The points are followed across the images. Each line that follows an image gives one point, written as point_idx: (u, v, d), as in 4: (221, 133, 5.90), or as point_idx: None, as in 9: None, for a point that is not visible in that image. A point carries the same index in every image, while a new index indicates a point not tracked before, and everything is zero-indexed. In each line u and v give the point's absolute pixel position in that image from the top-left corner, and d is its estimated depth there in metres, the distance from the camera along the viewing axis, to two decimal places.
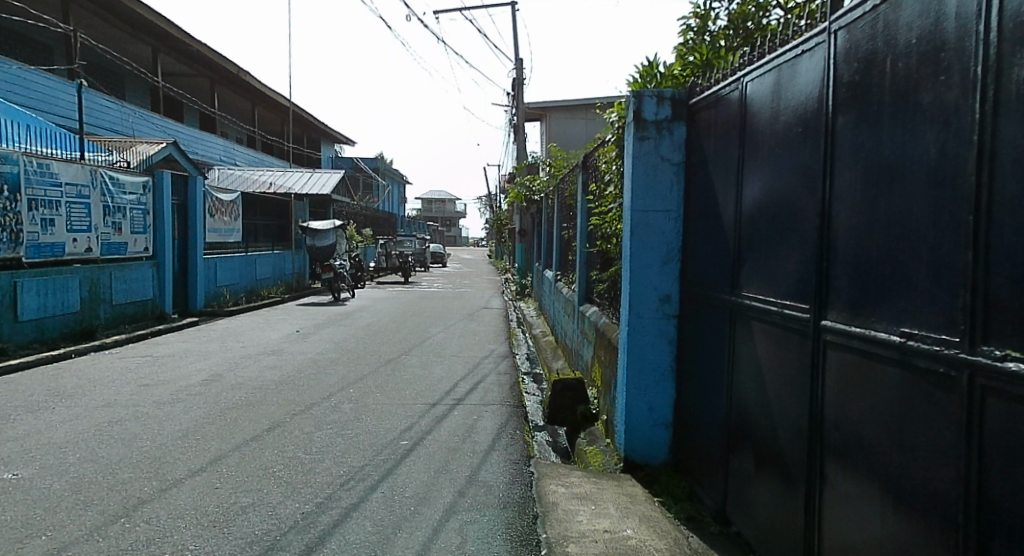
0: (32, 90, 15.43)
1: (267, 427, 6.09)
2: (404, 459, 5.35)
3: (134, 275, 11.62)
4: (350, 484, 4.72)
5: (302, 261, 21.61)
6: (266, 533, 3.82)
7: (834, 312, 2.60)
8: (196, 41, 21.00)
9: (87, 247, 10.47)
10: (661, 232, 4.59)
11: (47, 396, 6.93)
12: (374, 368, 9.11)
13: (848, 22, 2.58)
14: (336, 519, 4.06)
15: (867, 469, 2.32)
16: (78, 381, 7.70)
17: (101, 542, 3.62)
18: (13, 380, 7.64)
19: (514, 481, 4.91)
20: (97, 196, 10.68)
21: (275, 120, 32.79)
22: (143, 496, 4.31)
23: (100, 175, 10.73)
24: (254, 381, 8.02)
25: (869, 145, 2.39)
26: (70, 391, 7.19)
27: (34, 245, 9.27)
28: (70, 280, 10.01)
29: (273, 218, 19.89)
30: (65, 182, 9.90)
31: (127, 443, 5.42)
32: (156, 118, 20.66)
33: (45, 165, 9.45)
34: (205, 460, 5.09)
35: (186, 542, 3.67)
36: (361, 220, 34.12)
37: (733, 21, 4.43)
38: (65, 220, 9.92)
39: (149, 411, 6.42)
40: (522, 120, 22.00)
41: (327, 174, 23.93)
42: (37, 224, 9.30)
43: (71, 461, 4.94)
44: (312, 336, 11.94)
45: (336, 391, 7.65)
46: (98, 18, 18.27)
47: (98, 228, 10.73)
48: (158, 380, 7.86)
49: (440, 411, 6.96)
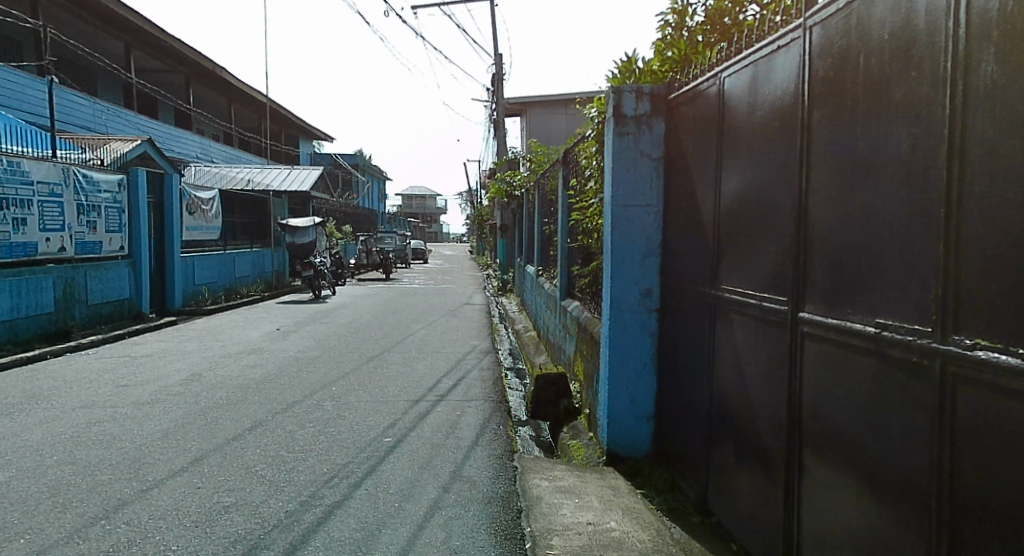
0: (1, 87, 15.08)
1: (249, 426, 6.05)
2: (388, 456, 5.35)
3: (110, 275, 11.44)
4: (333, 481, 4.72)
5: (283, 258, 21.46)
6: (251, 532, 3.81)
7: (811, 304, 2.65)
8: (171, 37, 20.69)
9: (60, 247, 10.29)
10: (642, 228, 4.63)
11: (23, 399, 6.80)
12: (356, 365, 9.11)
13: (822, 18, 2.63)
14: (319, 517, 4.06)
15: (844, 457, 2.37)
16: (54, 383, 7.57)
17: (82, 545, 3.59)
18: None
19: (498, 476, 4.94)
20: (71, 194, 10.49)
21: (253, 116, 32.58)
22: (122, 498, 4.25)
23: (73, 173, 10.53)
24: (235, 379, 7.96)
25: (843, 141, 2.44)
26: (47, 393, 7.08)
27: (6, 245, 9.08)
28: (44, 279, 9.84)
29: (254, 217, 19.77)
30: (37, 181, 9.72)
31: (106, 444, 5.35)
32: (131, 115, 20.36)
33: (17, 164, 9.27)
34: (185, 461, 5.03)
35: (169, 543, 3.65)
36: (341, 216, 33.97)
37: (709, 16, 4.49)
38: (37, 219, 9.74)
39: (127, 412, 6.34)
40: (503, 116, 21.87)
41: (307, 170, 23.66)
42: (8, 224, 9.11)
43: (49, 465, 4.84)
44: (293, 334, 11.89)
45: (318, 389, 7.62)
46: (70, 15, 17.96)
47: (72, 227, 10.54)
48: (136, 380, 7.73)
49: (422, 408, 6.93)
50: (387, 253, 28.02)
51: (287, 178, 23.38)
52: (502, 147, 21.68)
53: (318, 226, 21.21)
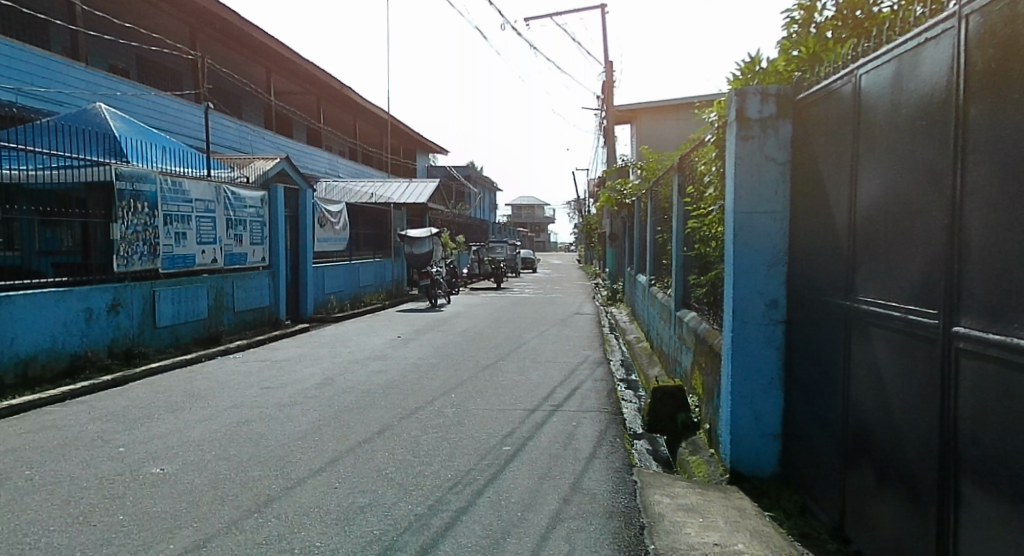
0: (164, 114, 16.56)
1: (378, 430, 6.30)
2: (508, 464, 5.40)
3: (253, 284, 12.34)
4: (458, 487, 4.79)
5: (403, 267, 22.34)
6: (385, 533, 3.94)
7: (968, 318, 2.40)
8: (306, 61, 22.20)
9: (213, 259, 11.20)
10: (766, 237, 4.40)
11: (182, 397, 7.46)
12: (473, 373, 9.29)
13: (980, 4, 2.38)
14: (447, 522, 4.15)
15: (1011, 489, 2.12)
16: (209, 383, 8.25)
17: (239, 534, 3.86)
18: (154, 380, 8.27)
19: (618, 490, 4.85)
20: (221, 210, 11.40)
21: (375, 132, 34.26)
22: (270, 494, 4.54)
23: (223, 191, 11.44)
24: (363, 384, 8.34)
25: (1007, 137, 2.19)
26: (203, 392, 7.72)
27: (170, 257, 9.91)
28: (200, 288, 10.72)
29: (377, 228, 20.72)
30: (195, 198, 10.60)
31: (254, 442, 5.75)
32: (271, 135, 22.00)
33: (179, 183, 10.16)
34: (323, 461, 5.32)
35: (313, 538, 3.84)
36: (454, 227, 34.93)
37: (841, 11, 4.22)
38: (194, 233, 10.64)
39: (270, 413, 6.80)
40: (614, 124, 21.67)
41: (424, 183, 24.53)
42: (172, 237, 9.96)
43: (206, 460, 5.25)
44: (412, 341, 12.32)
45: (439, 396, 7.82)
46: (222, 45, 19.73)
47: (222, 241, 11.45)
48: (276, 383, 8.26)
49: (539, 418, 6.94)
50: (497, 263, 28.48)
51: (405, 191, 24.35)
52: (612, 155, 21.49)
53: (434, 237, 21.91)
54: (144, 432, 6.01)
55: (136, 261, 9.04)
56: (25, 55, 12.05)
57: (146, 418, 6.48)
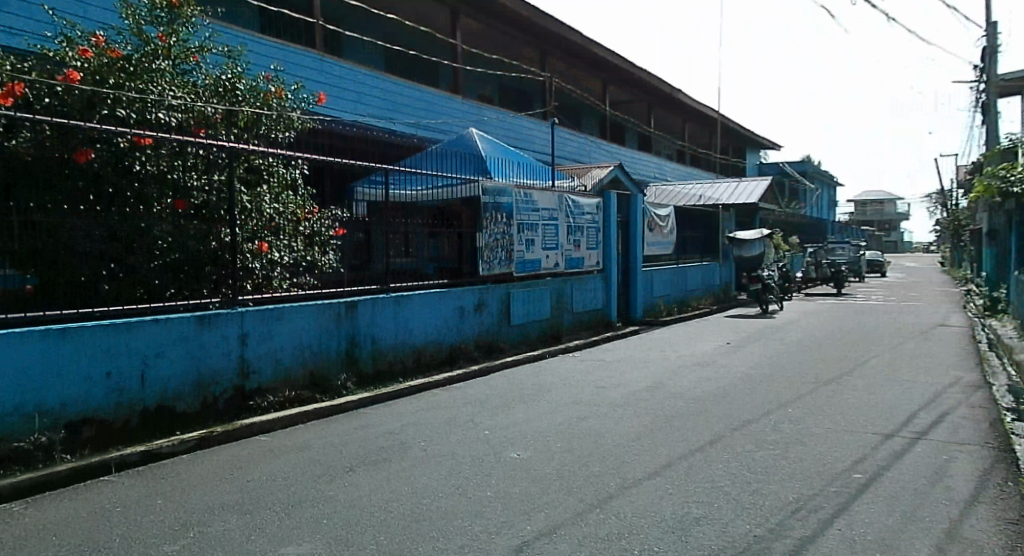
0: (523, 133, 18.17)
1: (709, 439, 6.11)
2: (861, 495, 4.73)
3: (587, 287, 13.04)
4: (801, 513, 4.35)
5: (731, 270, 21.49)
6: (724, 549, 3.75)
7: None
8: (638, 68, 22.80)
9: (555, 263, 12.10)
10: None
11: (530, 389, 8.20)
12: (814, 388, 8.44)
13: None
14: (791, 549, 3.78)
15: None
16: (552, 378, 8.93)
17: (586, 527, 4.03)
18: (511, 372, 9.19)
19: (1017, 547, 3.87)
20: (563, 217, 12.29)
21: (703, 132, 33.66)
22: (609, 492, 4.69)
23: (565, 200, 12.38)
24: (692, 391, 8.18)
25: None
26: (547, 386, 8.38)
27: (522, 261, 10.96)
28: (546, 290, 11.62)
29: (706, 231, 20.26)
30: (542, 207, 11.63)
31: (592, 440, 6.03)
32: (606, 144, 23.10)
33: (529, 195, 11.22)
34: (657, 466, 5.33)
35: (650, 541, 3.82)
36: (787, 226, 32.46)
37: None
38: (541, 239, 11.63)
39: (605, 412, 7.07)
40: (997, 95, 17.81)
41: (755, 182, 23.25)
42: (523, 244, 11.02)
43: (550, 451, 5.67)
44: (742, 349, 11.74)
45: (774, 410, 7.29)
46: (567, 64, 21.35)
47: (564, 246, 12.34)
48: (609, 384, 8.59)
49: (898, 445, 5.98)
50: (837, 265, 25.62)
51: (735, 191, 23.38)
52: (995, 133, 17.66)
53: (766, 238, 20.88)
54: (502, 418, 6.73)
55: (497, 265, 10.19)
56: (422, 94, 14.63)
57: (503, 406, 7.25)
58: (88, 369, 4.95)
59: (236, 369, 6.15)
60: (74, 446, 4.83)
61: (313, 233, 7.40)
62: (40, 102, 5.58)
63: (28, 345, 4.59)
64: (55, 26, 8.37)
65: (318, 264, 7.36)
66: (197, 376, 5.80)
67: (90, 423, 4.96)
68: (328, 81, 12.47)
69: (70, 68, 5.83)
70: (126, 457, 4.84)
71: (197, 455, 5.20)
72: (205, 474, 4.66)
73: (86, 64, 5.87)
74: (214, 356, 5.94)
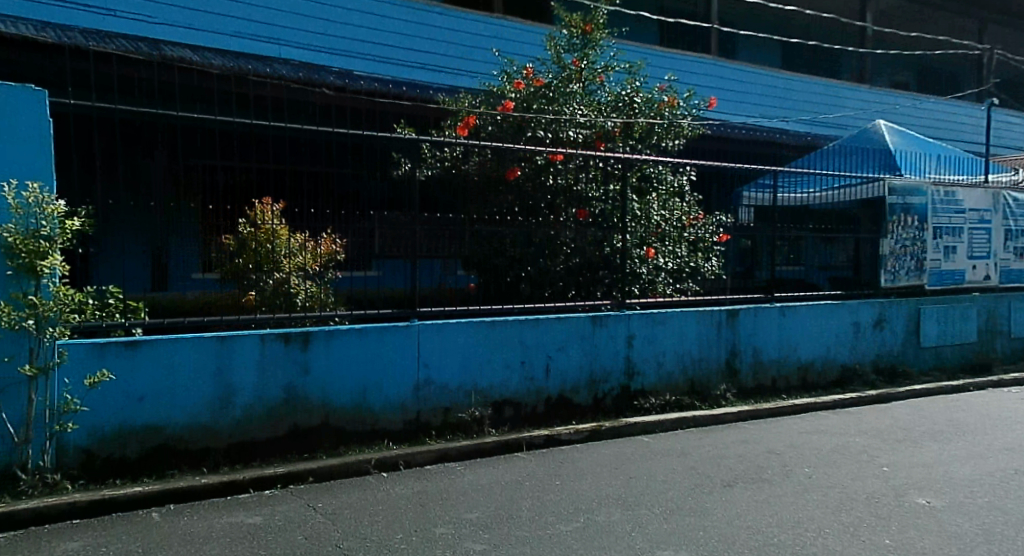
0: (947, 119, 15.37)
1: None
2: None
3: None
4: None
5: None
6: None
7: None
8: None
9: (986, 275, 8.80)
10: None
11: (949, 411, 6.68)
12: None
13: None
14: None
15: None
16: (984, 404, 7.12)
17: None
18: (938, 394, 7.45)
19: None
20: (1001, 219, 8.92)
21: None
22: None
23: (1004, 198, 8.88)
24: None
25: None
26: (982, 415, 6.65)
27: (937, 272, 8.30)
28: (972, 308, 8.46)
29: None
30: (972, 207, 8.63)
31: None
32: None
33: (952, 191, 8.42)
34: None
35: None
36: None
37: None
38: (968, 245, 8.62)
39: None
40: None
41: None
42: (941, 252, 8.35)
43: (991, 485, 4.38)
44: None
45: None
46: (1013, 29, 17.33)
47: (1000, 254, 8.95)
48: None
49: None
50: None
51: None
52: None
53: None
54: (917, 441, 5.49)
55: (902, 278, 7.97)
56: (819, 86, 13.58)
57: (917, 430, 5.92)
58: (501, 357, 5.13)
59: (626, 369, 5.75)
60: (497, 422, 5.10)
61: (698, 239, 6.62)
62: (485, 130, 6.28)
63: (463, 327, 4.98)
64: (499, 65, 9.97)
65: (702, 271, 6.58)
66: (591, 375, 5.56)
67: (509, 404, 5.17)
68: (720, 85, 12.38)
69: (506, 100, 6.51)
70: (533, 438, 4.93)
71: (592, 446, 5.04)
72: (599, 463, 4.62)
73: (519, 94, 6.51)
74: (610, 354, 5.66)
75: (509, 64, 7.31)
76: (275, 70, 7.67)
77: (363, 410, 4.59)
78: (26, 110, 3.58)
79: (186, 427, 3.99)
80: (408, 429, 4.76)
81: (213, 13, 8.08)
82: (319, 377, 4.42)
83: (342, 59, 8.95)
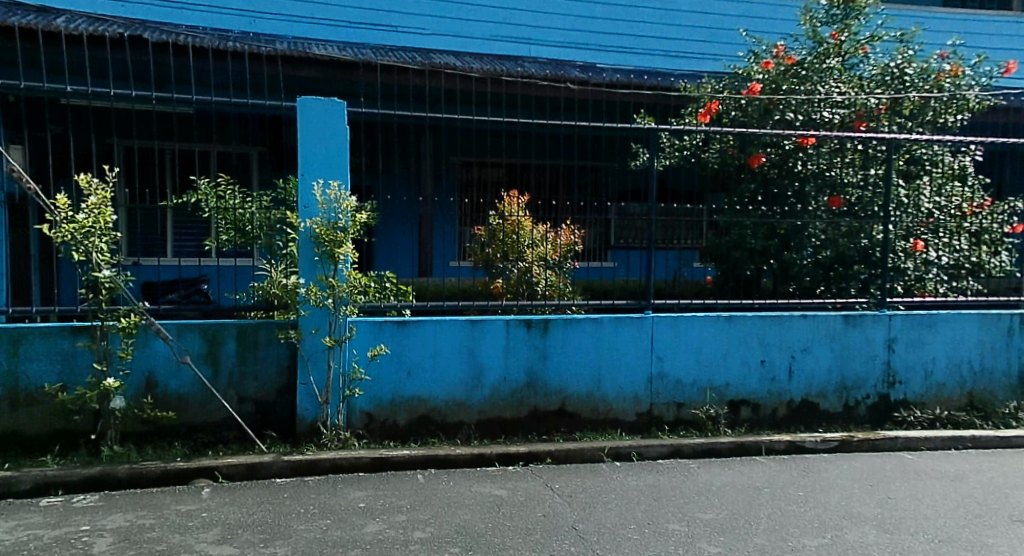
0: None
1: None
2: None
3: None
4: None
5: None
6: None
7: None
8: None
9: None
10: None
11: None
12: None
13: None
14: None
15: None
16: None
17: None
18: None
19: None
20: None
21: None
22: None
23: None
24: None
25: None
26: None
27: None
28: None
29: None
30: None
31: None
32: None
33: None
34: None
35: None
36: None
37: None
38: None
39: None
40: None
41: None
42: None
43: None
44: None
45: None
46: None
47: None
48: None
49: None
50: None
51: None
52: None
53: None
54: None
55: None
56: None
57: None
58: (740, 354, 4.87)
59: (885, 376, 5.12)
60: (734, 423, 4.89)
61: (981, 231, 5.56)
62: (728, 116, 5.94)
63: (701, 321, 4.82)
64: (747, 45, 9.43)
65: (987, 268, 5.53)
66: (841, 380, 5.04)
67: (747, 404, 4.90)
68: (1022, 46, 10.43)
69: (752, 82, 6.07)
70: (774, 443, 4.62)
71: (841, 458, 4.58)
72: (850, 477, 4.19)
73: (767, 75, 6.03)
74: (866, 358, 5.08)
75: (759, 43, 6.81)
76: (526, 69, 8.06)
77: (598, 399, 4.68)
78: (328, 116, 4.15)
79: (445, 402, 4.44)
80: (642, 421, 4.76)
81: (471, 20, 8.77)
82: (557, 364, 4.60)
83: (587, 55, 9.17)
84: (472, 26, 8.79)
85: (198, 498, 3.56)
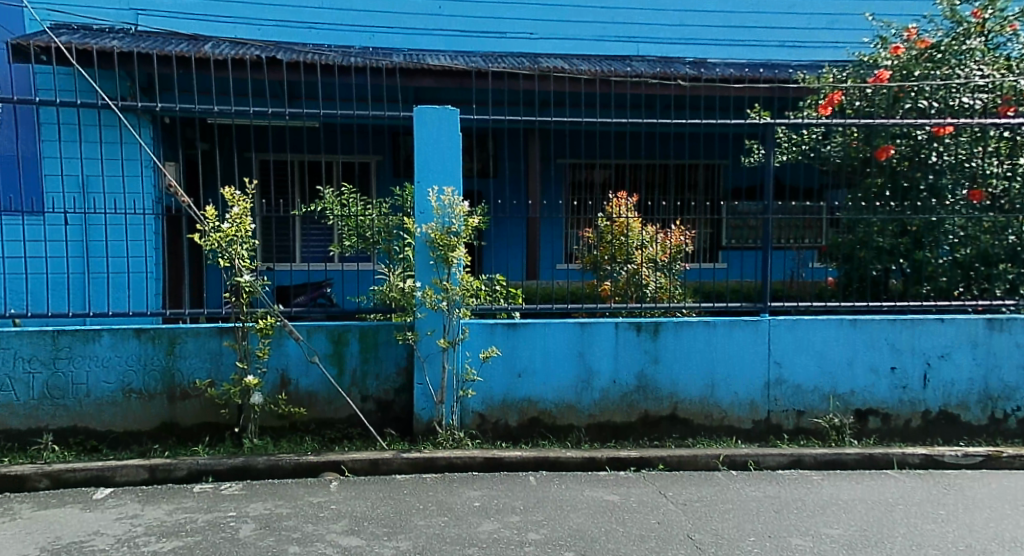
0: None
1: None
2: None
3: None
4: None
5: None
6: None
7: None
8: None
9: None
10: None
11: None
12: None
13: None
14: None
15: None
16: None
17: None
18: None
19: None
20: None
21: None
22: None
23: None
24: None
25: None
26: None
27: None
28: None
29: None
30: None
31: None
32: None
33: None
34: None
35: None
36: None
37: None
38: None
39: None
40: None
41: None
42: None
43: None
44: None
45: None
46: None
47: None
48: None
49: None
50: None
51: None
52: None
53: None
54: None
55: None
56: None
57: None
58: (867, 360, 4.56)
59: None
60: (862, 433, 4.58)
61: None
62: (852, 106, 5.59)
63: (823, 324, 4.55)
64: (873, 30, 8.84)
65: None
66: (986, 389, 4.60)
67: (876, 414, 4.58)
68: None
69: (880, 69, 5.66)
70: (908, 456, 4.28)
71: (989, 475, 4.17)
72: (1000, 496, 3.80)
73: (897, 61, 5.62)
74: (1016, 366, 4.60)
75: (887, 27, 6.33)
76: (636, 68, 7.94)
77: (712, 404, 4.53)
78: (442, 124, 4.27)
79: (555, 404, 4.45)
80: (759, 429, 4.56)
81: (578, 22, 8.76)
82: (669, 368, 4.49)
83: (698, 50, 8.92)
84: (579, 27, 8.77)
85: (328, 490, 3.77)
